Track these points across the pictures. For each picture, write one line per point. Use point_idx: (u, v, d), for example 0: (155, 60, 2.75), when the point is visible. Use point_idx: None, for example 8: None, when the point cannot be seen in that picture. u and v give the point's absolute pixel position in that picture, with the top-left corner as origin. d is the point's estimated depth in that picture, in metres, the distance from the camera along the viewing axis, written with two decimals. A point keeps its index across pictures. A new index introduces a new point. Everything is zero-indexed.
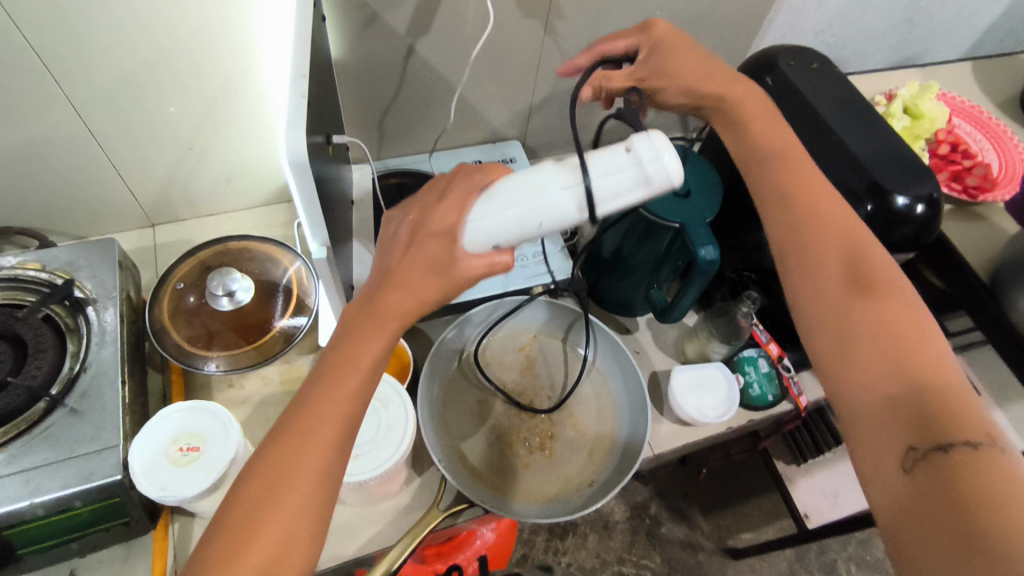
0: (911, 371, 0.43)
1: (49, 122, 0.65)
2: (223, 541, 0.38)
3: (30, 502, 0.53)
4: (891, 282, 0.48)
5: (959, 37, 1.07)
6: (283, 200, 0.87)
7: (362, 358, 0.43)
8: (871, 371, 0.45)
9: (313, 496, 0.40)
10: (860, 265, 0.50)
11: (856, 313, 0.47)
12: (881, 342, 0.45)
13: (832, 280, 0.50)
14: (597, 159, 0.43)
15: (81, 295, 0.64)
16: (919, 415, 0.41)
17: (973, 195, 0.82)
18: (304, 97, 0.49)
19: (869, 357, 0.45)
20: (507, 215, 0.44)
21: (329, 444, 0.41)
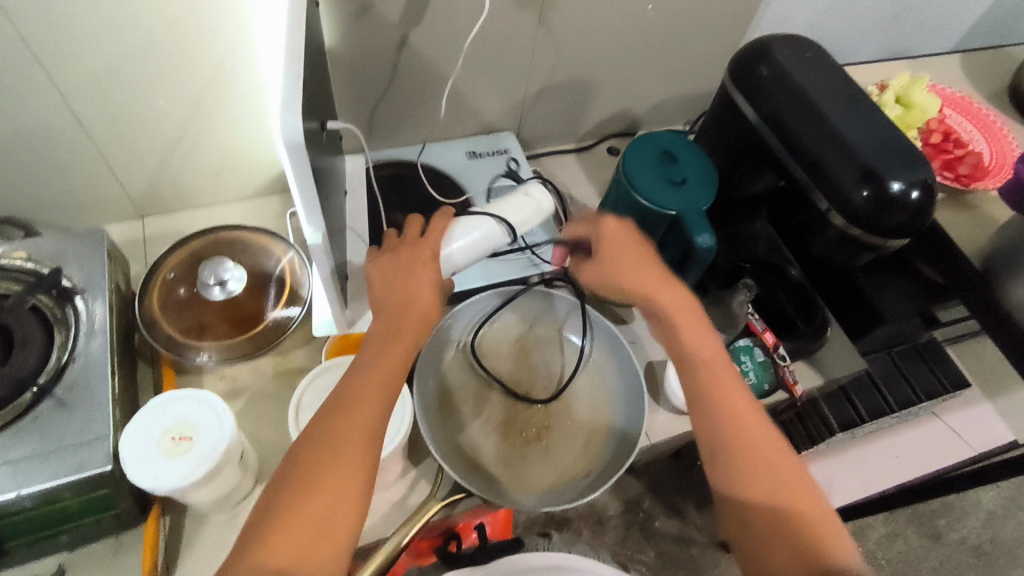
0: (816, 552, 0.48)
1: (36, 110, 0.64)
2: (290, 490, 0.45)
3: (17, 493, 0.52)
4: (786, 468, 0.52)
5: (948, 31, 1.07)
6: (274, 192, 0.86)
7: (389, 359, 0.51)
8: (785, 559, 0.48)
9: (363, 451, 0.47)
10: (763, 460, 0.52)
11: (759, 504, 0.51)
12: (785, 535, 0.49)
13: (740, 477, 0.52)
14: (513, 207, 0.66)
15: (69, 285, 0.63)
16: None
17: (964, 183, 0.83)
18: (300, 79, 0.48)
19: (780, 543, 0.49)
20: (468, 250, 0.62)
21: (375, 404, 0.49)
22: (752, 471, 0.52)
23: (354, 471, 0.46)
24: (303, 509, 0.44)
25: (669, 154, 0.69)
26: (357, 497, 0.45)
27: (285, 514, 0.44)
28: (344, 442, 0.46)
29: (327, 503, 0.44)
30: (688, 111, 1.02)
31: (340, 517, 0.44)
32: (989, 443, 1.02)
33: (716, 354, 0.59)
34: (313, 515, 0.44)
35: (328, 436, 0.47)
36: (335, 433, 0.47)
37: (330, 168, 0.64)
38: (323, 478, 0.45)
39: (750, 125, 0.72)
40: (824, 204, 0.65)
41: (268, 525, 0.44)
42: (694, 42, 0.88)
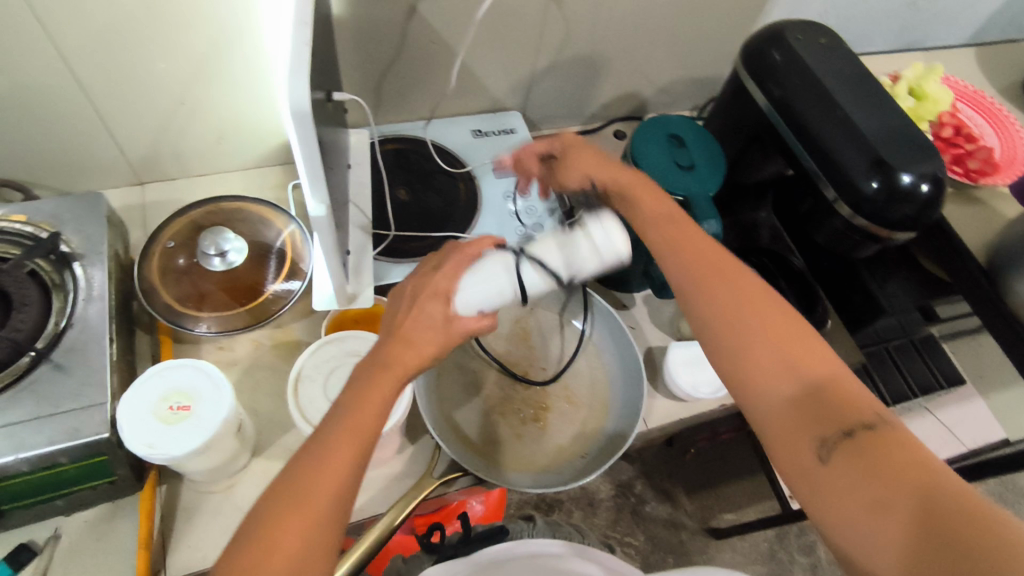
0: (802, 369, 0.46)
1: (35, 69, 0.63)
2: (263, 518, 0.40)
3: (15, 457, 0.52)
4: (758, 292, 0.51)
5: (963, 23, 1.06)
6: (276, 162, 0.85)
7: (394, 364, 0.47)
8: (773, 382, 0.47)
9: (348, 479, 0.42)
10: (738, 291, 0.51)
11: (744, 336, 0.49)
12: (777, 357, 0.47)
13: (724, 314, 0.50)
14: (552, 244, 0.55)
15: (67, 250, 0.62)
16: (826, 407, 0.45)
17: (973, 178, 0.83)
18: (307, 46, 0.48)
19: (768, 364, 0.47)
20: (483, 287, 0.53)
21: (370, 425, 0.45)
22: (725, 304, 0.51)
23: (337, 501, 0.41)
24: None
25: (677, 138, 0.69)
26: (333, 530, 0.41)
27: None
28: (324, 467, 0.42)
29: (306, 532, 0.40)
30: (696, 96, 1.01)
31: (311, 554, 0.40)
32: (977, 438, 1.02)
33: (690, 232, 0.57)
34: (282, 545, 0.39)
35: (317, 450, 0.43)
36: (327, 448, 0.43)
37: (334, 140, 0.64)
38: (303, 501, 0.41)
39: (760, 110, 0.71)
40: (832, 194, 0.65)
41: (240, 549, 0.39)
42: (707, 25, 0.87)
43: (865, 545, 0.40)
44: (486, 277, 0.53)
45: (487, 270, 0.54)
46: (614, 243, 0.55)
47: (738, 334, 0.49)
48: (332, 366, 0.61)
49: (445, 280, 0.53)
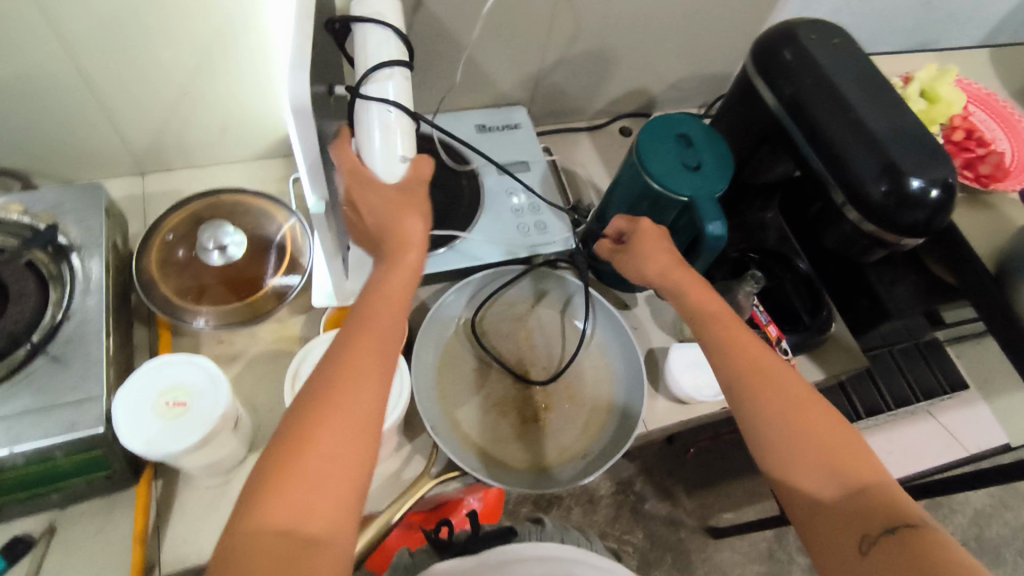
0: (848, 471, 0.46)
1: (35, 58, 0.62)
2: (267, 466, 0.41)
3: (9, 450, 0.51)
4: (800, 386, 0.51)
5: (978, 23, 1.05)
6: (279, 153, 0.84)
7: (387, 307, 0.48)
8: (814, 474, 0.47)
9: (357, 426, 0.42)
10: (786, 391, 0.50)
11: (795, 430, 0.48)
12: (814, 452, 0.47)
13: (759, 402, 0.51)
14: (364, 66, 0.55)
15: (66, 242, 0.62)
16: (868, 506, 0.44)
17: (984, 183, 0.82)
18: (309, 40, 0.47)
19: (810, 464, 0.47)
20: (390, 132, 0.53)
21: (371, 370, 0.45)
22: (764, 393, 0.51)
23: (348, 450, 0.42)
24: (280, 507, 0.39)
25: (685, 137, 0.67)
26: (351, 478, 0.41)
27: (256, 508, 0.39)
28: (330, 414, 0.42)
29: (319, 481, 0.40)
30: (705, 93, 0.99)
31: (327, 504, 0.40)
32: (982, 443, 1.02)
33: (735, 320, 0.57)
34: (293, 492, 0.39)
35: (313, 398, 0.43)
36: (329, 392, 0.43)
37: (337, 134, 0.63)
38: (310, 449, 0.41)
39: (770, 110, 0.70)
40: (841, 197, 0.64)
41: (252, 497, 0.40)
42: (718, 22, 0.85)
43: None
44: (372, 139, 0.53)
45: (367, 139, 0.53)
46: (384, 10, 0.56)
47: (775, 421, 0.49)
48: None
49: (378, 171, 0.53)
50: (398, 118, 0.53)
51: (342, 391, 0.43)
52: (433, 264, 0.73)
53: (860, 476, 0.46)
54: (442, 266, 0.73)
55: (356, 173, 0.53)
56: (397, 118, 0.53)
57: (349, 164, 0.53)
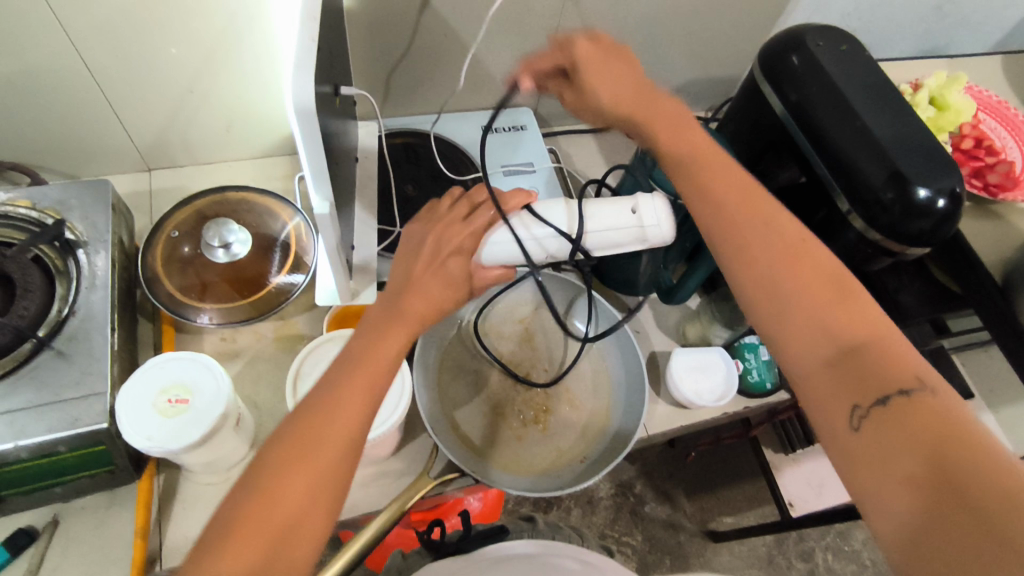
0: (841, 331, 0.43)
1: (45, 54, 0.62)
2: (233, 512, 0.39)
3: (14, 444, 0.52)
4: (796, 237, 0.48)
5: (991, 29, 1.04)
6: (284, 152, 0.85)
7: (381, 353, 0.47)
8: (809, 340, 0.44)
9: (327, 476, 0.41)
10: (779, 240, 0.47)
11: (786, 290, 0.46)
12: (808, 309, 0.44)
13: (749, 250, 0.48)
14: (604, 218, 0.60)
15: (72, 237, 0.62)
16: (860, 371, 0.42)
17: (993, 193, 0.81)
18: (315, 42, 0.47)
19: (804, 327, 0.44)
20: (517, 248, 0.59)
21: (349, 418, 0.43)
22: (754, 245, 0.48)
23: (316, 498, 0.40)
24: (240, 553, 0.38)
25: None
26: (317, 526, 0.40)
27: (216, 557, 0.37)
28: (301, 464, 0.41)
29: (282, 529, 0.39)
30: (712, 96, 0.99)
31: (288, 557, 0.39)
32: None
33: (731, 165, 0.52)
34: (252, 540, 0.38)
35: (282, 443, 0.42)
36: (301, 436, 0.42)
37: (342, 134, 0.63)
38: (280, 496, 0.39)
39: (776, 116, 0.70)
40: (846, 205, 0.64)
41: (210, 544, 0.38)
42: (726, 25, 0.85)
43: (874, 511, 0.39)
44: (517, 229, 0.59)
45: (517, 226, 0.59)
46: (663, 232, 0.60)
47: (768, 275, 0.47)
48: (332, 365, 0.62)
49: (454, 242, 0.55)
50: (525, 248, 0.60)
51: (331, 428, 0.42)
52: None
53: (854, 333, 0.43)
54: None
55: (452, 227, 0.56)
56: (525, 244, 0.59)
57: (446, 227, 0.56)
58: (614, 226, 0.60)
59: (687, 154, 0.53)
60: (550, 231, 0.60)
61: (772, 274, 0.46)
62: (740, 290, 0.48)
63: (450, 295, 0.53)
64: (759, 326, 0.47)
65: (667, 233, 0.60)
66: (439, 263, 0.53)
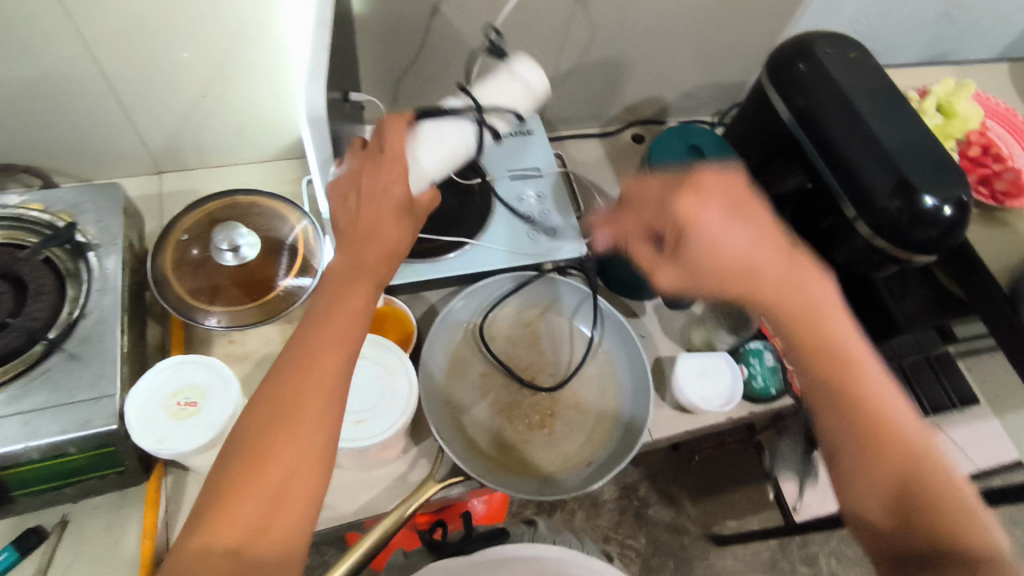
0: (912, 489, 0.46)
1: (58, 59, 0.63)
2: (218, 483, 0.41)
3: (26, 444, 0.53)
4: (879, 387, 0.50)
5: (998, 35, 1.04)
6: (293, 155, 0.85)
7: (350, 301, 0.48)
8: (879, 486, 0.47)
9: (313, 439, 0.42)
10: (856, 386, 0.50)
11: (863, 435, 0.48)
12: (882, 459, 0.48)
13: (832, 395, 0.51)
14: (490, 94, 0.60)
15: (83, 240, 0.63)
16: (929, 531, 0.44)
17: (1000, 201, 0.80)
18: (326, 50, 0.48)
19: (875, 474, 0.48)
20: (442, 158, 0.58)
21: (327, 371, 0.44)
22: (834, 388, 0.51)
23: (304, 459, 0.42)
24: (230, 518, 0.40)
25: (697, 148, 0.67)
26: (310, 487, 0.42)
27: (205, 532, 0.39)
28: (281, 431, 0.42)
29: (270, 496, 0.40)
30: (719, 101, 0.99)
31: (277, 522, 0.40)
32: (989, 459, 1.01)
33: (817, 285, 0.55)
34: (241, 509, 0.40)
35: (259, 408, 0.43)
36: (279, 399, 0.43)
37: (351, 139, 0.63)
38: (265, 465, 0.41)
39: (783, 122, 0.70)
40: (853, 212, 0.64)
41: (201, 517, 0.40)
42: (733, 31, 0.85)
43: None
44: (427, 141, 0.57)
45: (423, 138, 0.57)
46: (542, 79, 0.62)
47: (850, 412, 0.50)
48: None
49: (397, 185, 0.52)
50: (448, 159, 0.58)
51: (310, 388, 0.43)
52: (446, 268, 0.73)
53: (925, 489, 0.46)
54: (455, 271, 0.73)
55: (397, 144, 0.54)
56: (444, 155, 0.58)
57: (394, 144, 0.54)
58: (506, 93, 0.61)
59: (777, 285, 0.55)
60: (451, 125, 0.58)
61: (853, 414, 0.49)
62: (820, 425, 0.51)
63: (403, 235, 0.52)
64: (829, 456, 0.50)
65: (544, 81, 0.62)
66: (387, 206, 0.51)
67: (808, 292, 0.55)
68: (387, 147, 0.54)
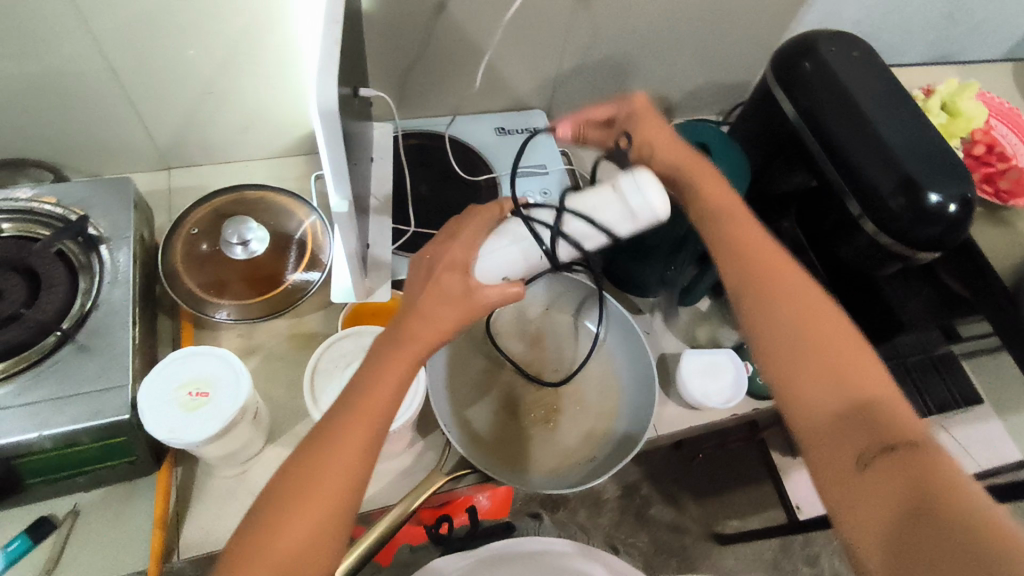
0: (856, 391, 0.48)
1: (70, 54, 0.64)
2: (265, 512, 0.43)
3: (39, 433, 0.53)
4: (819, 306, 0.52)
5: (1002, 36, 1.04)
6: (301, 152, 0.86)
7: (404, 348, 0.49)
8: (819, 392, 0.49)
9: (348, 478, 0.44)
10: (796, 305, 0.53)
11: (803, 346, 0.51)
12: (829, 367, 0.49)
13: (770, 314, 0.53)
14: (587, 202, 0.57)
15: (95, 233, 0.63)
16: (871, 428, 0.47)
17: (1004, 199, 0.82)
18: (338, 45, 0.48)
19: (817, 383, 0.49)
20: (508, 259, 0.58)
21: (371, 413, 0.46)
22: (772, 304, 0.53)
23: (336, 494, 0.43)
24: (268, 546, 0.42)
25: (703, 146, 0.68)
26: (340, 520, 0.43)
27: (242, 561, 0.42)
28: (321, 467, 0.44)
29: (306, 530, 0.42)
30: (723, 100, 0.99)
31: (307, 557, 0.42)
32: (992, 458, 1.03)
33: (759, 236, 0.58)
34: (276, 538, 0.42)
35: (311, 442, 0.45)
36: (327, 436, 0.45)
37: (359, 134, 0.64)
38: (303, 497, 0.43)
39: (788, 121, 0.70)
40: (857, 209, 0.64)
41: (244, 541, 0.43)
42: (738, 30, 0.85)
43: (857, 547, 0.44)
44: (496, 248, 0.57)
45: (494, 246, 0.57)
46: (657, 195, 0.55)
47: (786, 324, 0.52)
48: (348, 360, 0.64)
49: (456, 266, 0.53)
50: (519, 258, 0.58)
51: (354, 429, 0.45)
52: None
53: (866, 394, 0.48)
54: None
55: (471, 230, 0.56)
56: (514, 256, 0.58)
57: (469, 229, 0.56)
58: (613, 202, 0.57)
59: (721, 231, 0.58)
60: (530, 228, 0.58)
61: (789, 327, 0.52)
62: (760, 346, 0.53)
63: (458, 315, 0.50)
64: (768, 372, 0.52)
65: (661, 215, 0.55)
66: (443, 287, 0.51)
67: (751, 232, 0.58)
68: (462, 229, 0.56)
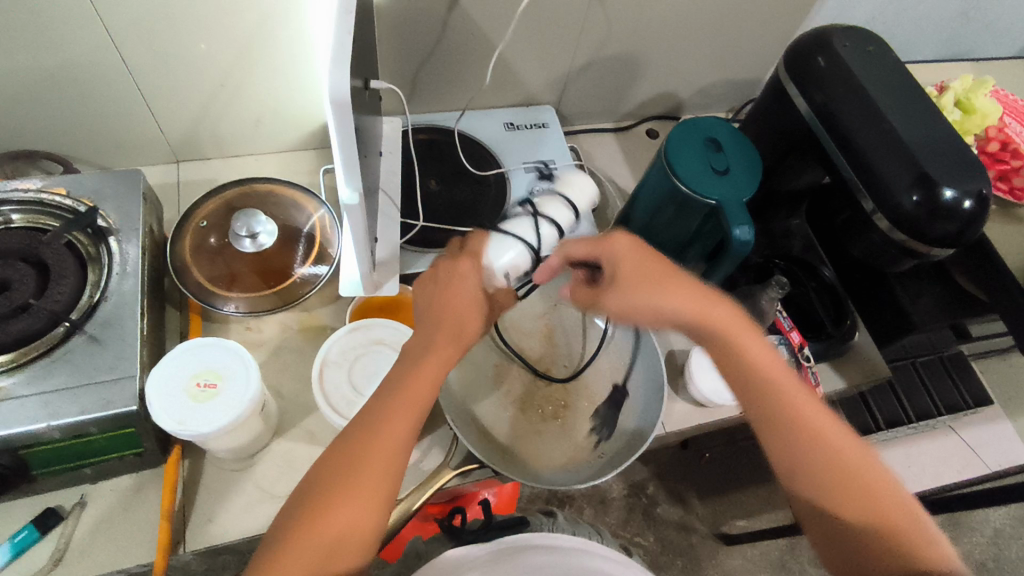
0: (887, 533, 0.49)
1: (83, 47, 0.64)
2: (311, 497, 0.45)
3: (47, 424, 0.53)
4: (836, 440, 0.53)
5: (1016, 33, 1.03)
6: (311, 146, 0.86)
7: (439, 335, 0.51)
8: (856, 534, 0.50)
9: (391, 463, 0.46)
10: (820, 448, 0.52)
11: (829, 483, 0.51)
12: (849, 504, 0.51)
13: (793, 453, 0.53)
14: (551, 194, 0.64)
15: (104, 225, 0.64)
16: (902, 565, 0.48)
17: (1017, 198, 0.84)
18: (350, 36, 0.48)
19: (852, 520, 0.51)
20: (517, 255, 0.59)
21: (412, 400, 0.48)
22: (799, 444, 0.53)
23: (379, 479, 0.46)
24: (314, 528, 0.44)
25: (714, 141, 0.67)
26: (381, 499, 0.46)
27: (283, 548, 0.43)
28: (366, 453, 0.46)
29: (349, 515, 0.44)
30: (734, 97, 0.99)
31: (348, 541, 0.44)
32: (1002, 460, 1.00)
33: (780, 367, 0.56)
34: (322, 523, 0.44)
35: (353, 428, 0.48)
36: (369, 422, 0.47)
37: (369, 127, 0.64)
38: (347, 482, 0.45)
39: (802, 117, 0.70)
40: (871, 204, 0.63)
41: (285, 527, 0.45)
42: (751, 26, 0.85)
43: None
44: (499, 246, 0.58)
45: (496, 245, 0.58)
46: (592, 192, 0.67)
47: (810, 468, 0.52)
48: (357, 353, 0.64)
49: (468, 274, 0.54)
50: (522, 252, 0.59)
51: (395, 415, 0.47)
52: None
53: (898, 527, 0.50)
54: None
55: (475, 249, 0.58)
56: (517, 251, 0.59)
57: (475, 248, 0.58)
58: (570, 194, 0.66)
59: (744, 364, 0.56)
60: (526, 223, 0.61)
61: (814, 470, 0.52)
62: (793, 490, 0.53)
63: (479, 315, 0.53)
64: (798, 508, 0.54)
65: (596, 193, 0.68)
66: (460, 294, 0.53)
67: (764, 358, 0.56)
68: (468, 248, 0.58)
